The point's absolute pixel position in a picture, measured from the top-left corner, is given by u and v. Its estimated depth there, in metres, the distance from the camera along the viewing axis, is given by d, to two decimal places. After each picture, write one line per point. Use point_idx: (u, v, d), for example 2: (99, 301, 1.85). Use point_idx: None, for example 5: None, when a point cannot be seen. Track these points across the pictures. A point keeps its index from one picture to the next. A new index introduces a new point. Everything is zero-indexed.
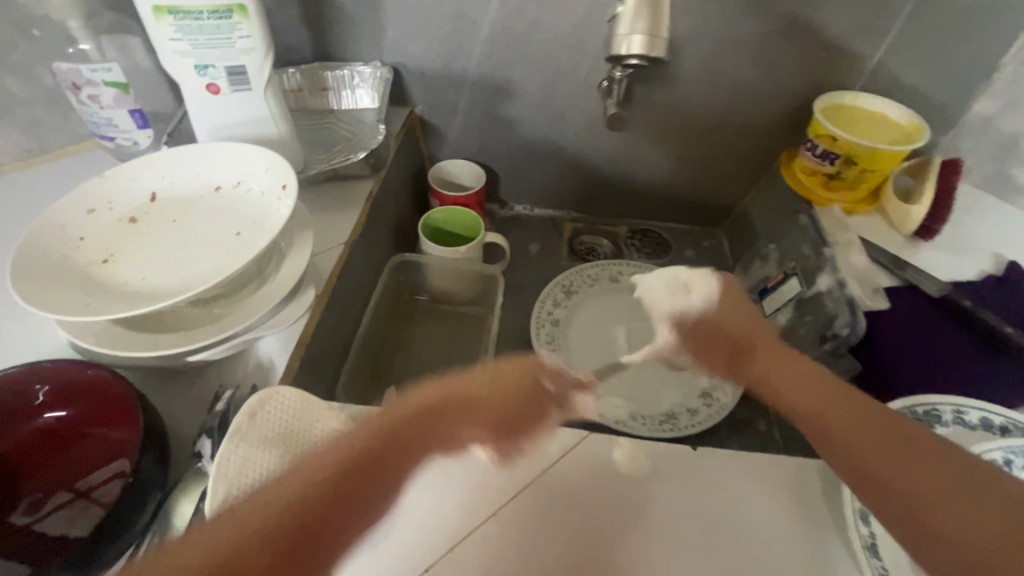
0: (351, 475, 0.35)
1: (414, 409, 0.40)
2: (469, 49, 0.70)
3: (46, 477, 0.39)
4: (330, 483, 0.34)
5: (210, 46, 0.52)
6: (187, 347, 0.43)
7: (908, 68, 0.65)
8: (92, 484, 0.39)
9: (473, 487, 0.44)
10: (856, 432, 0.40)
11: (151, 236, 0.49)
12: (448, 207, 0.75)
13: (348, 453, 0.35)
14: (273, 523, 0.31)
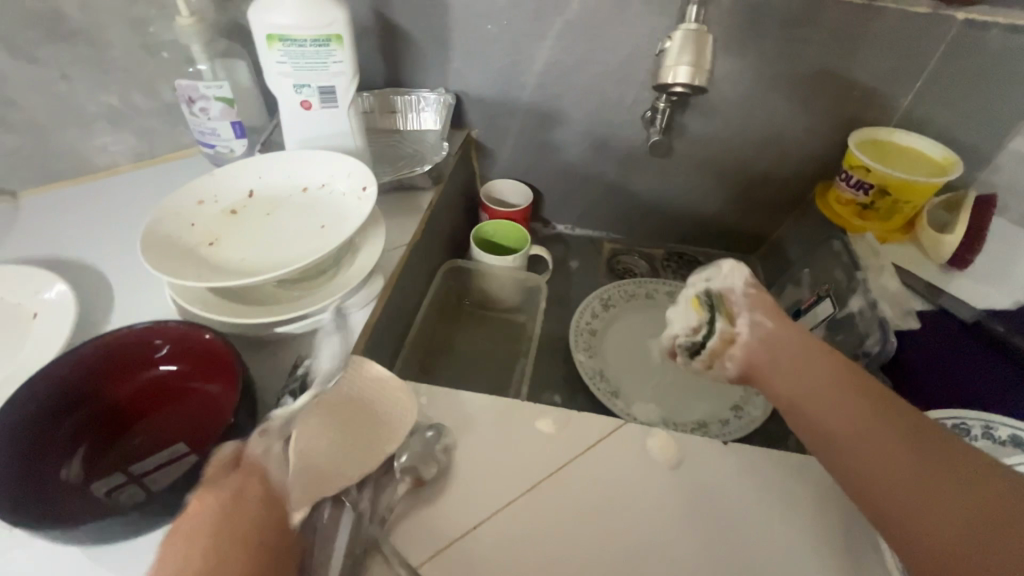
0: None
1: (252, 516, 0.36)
2: (525, 79, 0.77)
3: (154, 420, 0.46)
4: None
5: (309, 69, 0.61)
6: (276, 318, 0.49)
7: (941, 107, 0.68)
8: (146, 469, 0.44)
9: (511, 466, 0.46)
10: (877, 450, 0.36)
11: (248, 226, 0.56)
12: (497, 220, 0.81)
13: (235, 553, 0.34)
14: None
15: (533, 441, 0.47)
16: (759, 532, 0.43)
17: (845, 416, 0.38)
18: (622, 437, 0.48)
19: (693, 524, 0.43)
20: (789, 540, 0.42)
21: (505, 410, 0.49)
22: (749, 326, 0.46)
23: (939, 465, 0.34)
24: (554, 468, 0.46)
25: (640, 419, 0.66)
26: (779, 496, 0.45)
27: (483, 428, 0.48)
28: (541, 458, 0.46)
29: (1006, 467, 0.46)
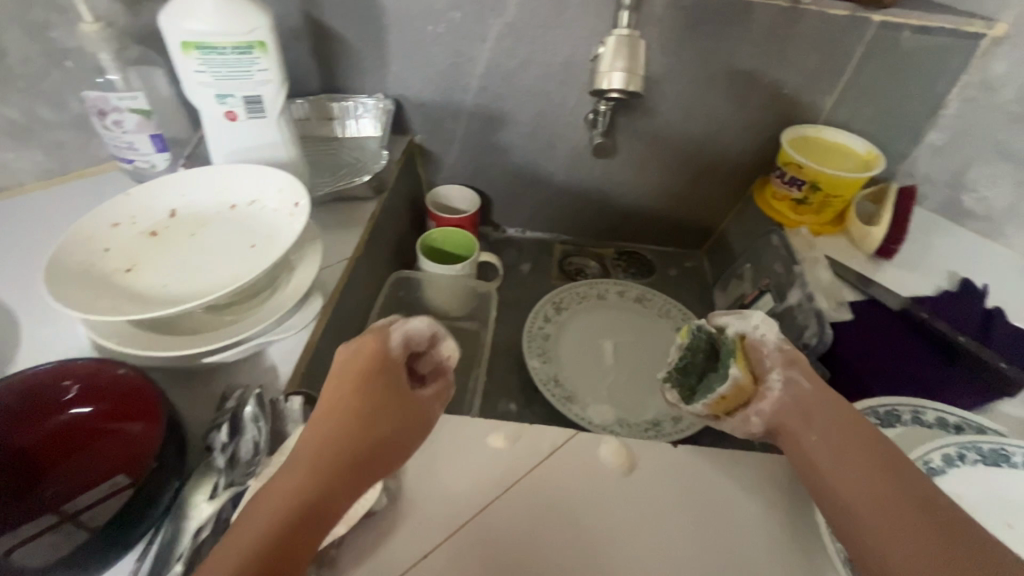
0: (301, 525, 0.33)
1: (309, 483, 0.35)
2: (466, 83, 0.76)
3: (70, 468, 0.43)
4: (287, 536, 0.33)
5: (232, 78, 0.57)
6: (204, 347, 0.46)
7: (864, 104, 0.72)
8: (84, 506, 0.39)
9: (463, 487, 0.44)
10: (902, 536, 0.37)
11: (171, 249, 0.52)
12: (444, 228, 0.80)
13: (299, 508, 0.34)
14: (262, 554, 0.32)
15: (485, 458, 0.46)
16: (711, 532, 0.43)
17: (876, 500, 0.39)
18: (576, 446, 0.47)
19: (649, 532, 0.43)
20: (740, 538, 0.43)
21: (455, 427, 0.48)
22: (783, 383, 0.46)
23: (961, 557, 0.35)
24: (508, 485, 0.45)
25: (596, 422, 0.66)
26: (729, 493, 0.46)
27: (433, 447, 0.46)
28: (494, 475, 0.45)
29: (934, 449, 0.47)
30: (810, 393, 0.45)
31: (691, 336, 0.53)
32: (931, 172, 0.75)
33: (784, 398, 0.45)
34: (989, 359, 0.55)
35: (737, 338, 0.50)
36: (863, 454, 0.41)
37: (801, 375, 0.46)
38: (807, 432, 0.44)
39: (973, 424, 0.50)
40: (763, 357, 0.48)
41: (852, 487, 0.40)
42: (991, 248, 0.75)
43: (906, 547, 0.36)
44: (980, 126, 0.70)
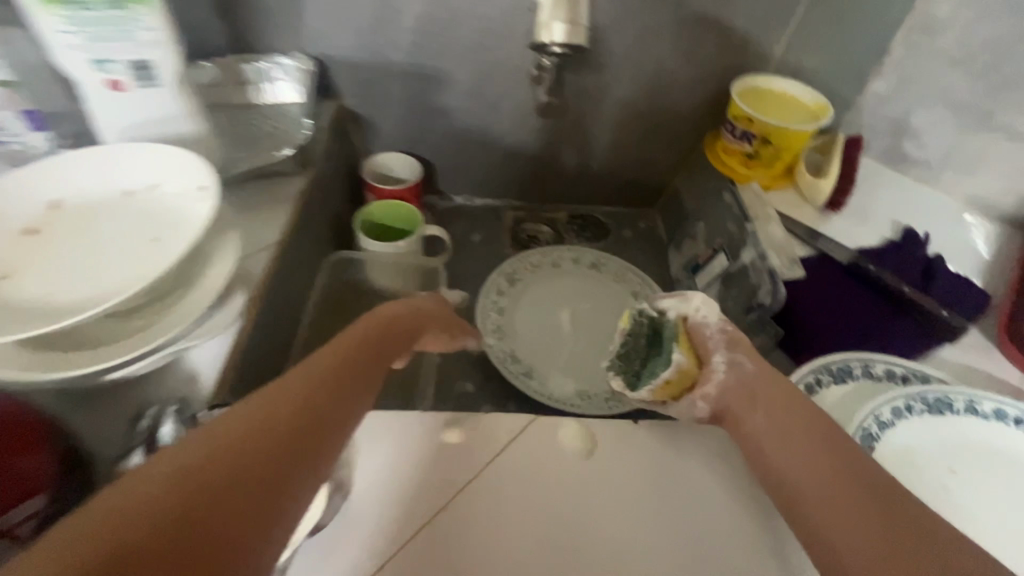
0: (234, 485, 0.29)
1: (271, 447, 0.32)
2: (395, 39, 0.68)
3: None
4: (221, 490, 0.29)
5: (110, 40, 0.48)
6: (106, 364, 0.40)
7: (812, 52, 0.69)
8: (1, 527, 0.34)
9: (417, 489, 0.42)
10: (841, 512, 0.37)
11: (56, 249, 0.45)
12: (384, 201, 0.74)
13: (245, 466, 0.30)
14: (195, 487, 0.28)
15: (437, 456, 0.43)
16: (673, 508, 0.43)
17: (815, 478, 0.39)
18: (535, 433, 0.45)
19: (610, 514, 0.42)
20: (700, 513, 0.43)
21: (403, 426, 0.44)
22: (726, 365, 0.47)
23: (898, 530, 0.35)
24: (465, 483, 0.42)
25: (556, 396, 0.64)
26: (689, 467, 0.45)
27: (379, 449, 0.43)
28: (450, 474, 0.43)
29: (884, 403, 0.48)
30: (753, 374, 0.46)
31: (632, 322, 0.53)
32: (875, 121, 0.75)
33: (728, 380, 0.47)
34: (936, 309, 0.57)
35: (679, 321, 0.51)
36: (812, 437, 0.41)
37: (745, 358, 0.47)
38: (752, 412, 0.45)
39: (922, 374, 0.51)
40: (705, 339, 0.49)
41: (794, 467, 0.41)
42: (929, 194, 0.76)
43: (841, 519, 0.37)
44: (923, 72, 0.69)
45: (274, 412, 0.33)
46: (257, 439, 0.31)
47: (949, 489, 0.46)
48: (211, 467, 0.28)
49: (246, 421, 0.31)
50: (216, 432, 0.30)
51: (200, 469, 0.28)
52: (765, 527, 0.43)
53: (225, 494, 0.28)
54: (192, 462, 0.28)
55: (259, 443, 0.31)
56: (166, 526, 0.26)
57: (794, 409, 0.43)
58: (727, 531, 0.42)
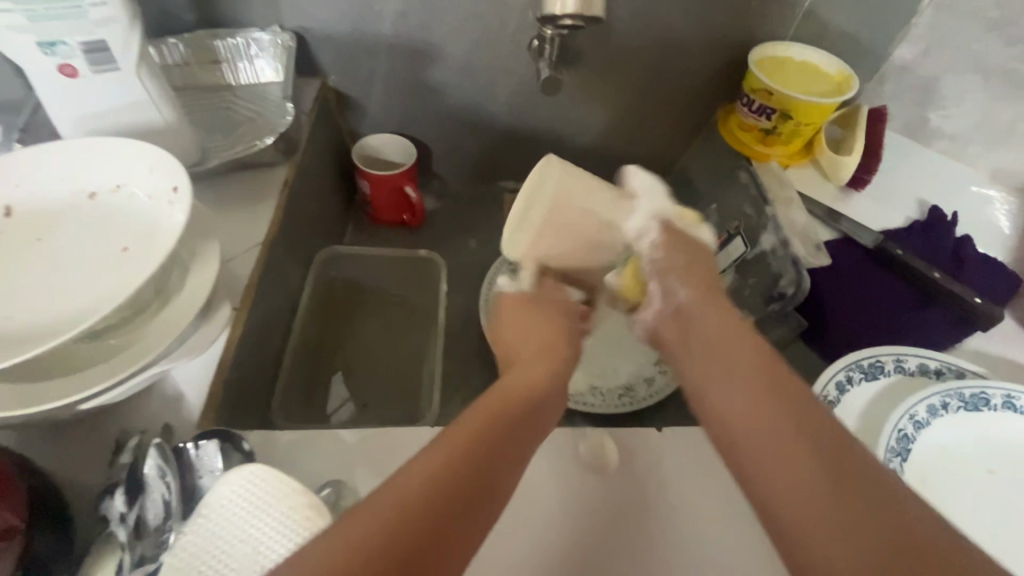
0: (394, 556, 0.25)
1: (426, 504, 0.27)
2: (382, 9, 0.62)
3: None
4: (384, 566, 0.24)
5: (54, 18, 0.41)
6: (79, 396, 0.36)
7: (835, 9, 0.65)
8: None
9: None
10: (753, 436, 0.32)
11: (12, 262, 0.40)
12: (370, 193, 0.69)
13: (421, 493, 0.27)
14: (381, 545, 0.25)
15: None
16: (696, 517, 0.43)
17: (739, 400, 0.33)
18: (552, 445, 0.46)
19: (634, 529, 0.43)
20: (720, 522, 0.43)
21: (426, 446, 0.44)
22: (662, 296, 0.42)
23: (825, 460, 0.29)
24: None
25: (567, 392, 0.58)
26: (710, 477, 0.46)
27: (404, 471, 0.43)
28: None
29: (918, 402, 0.44)
30: (688, 302, 0.40)
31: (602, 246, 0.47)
32: (899, 91, 0.71)
33: (665, 310, 0.42)
34: (966, 296, 0.54)
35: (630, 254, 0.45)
36: (738, 354, 0.36)
37: (677, 285, 0.41)
38: (692, 347, 0.39)
39: (958, 369, 0.48)
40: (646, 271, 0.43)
41: (719, 386, 0.35)
42: (952, 168, 0.72)
43: (794, 484, 0.29)
44: (951, 35, 0.64)
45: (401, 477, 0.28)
46: (422, 520, 0.26)
47: (979, 487, 0.44)
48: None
49: (438, 460, 0.29)
50: (385, 492, 0.27)
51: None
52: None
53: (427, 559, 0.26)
54: (392, 503, 0.26)
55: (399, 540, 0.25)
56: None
57: (712, 318, 0.39)
58: (745, 539, 0.43)
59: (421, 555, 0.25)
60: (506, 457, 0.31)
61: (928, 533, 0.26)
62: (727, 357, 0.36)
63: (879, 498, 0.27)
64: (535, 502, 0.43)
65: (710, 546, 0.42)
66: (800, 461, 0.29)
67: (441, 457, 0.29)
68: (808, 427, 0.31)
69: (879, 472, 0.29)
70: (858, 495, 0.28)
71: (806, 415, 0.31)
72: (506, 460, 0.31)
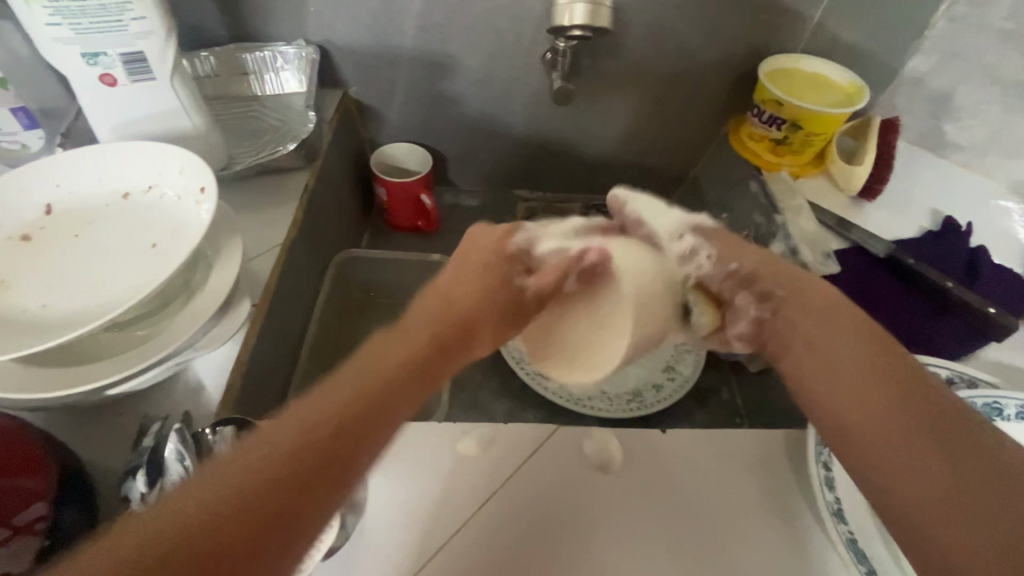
0: (305, 460, 0.29)
1: (333, 420, 0.31)
2: (402, 23, 0.65)
3: None
4: (284, 468, 0.28)
5: (98, 31, 0.44)
6: (104, 382, 0.37)
7: (845, 28, 0.65)
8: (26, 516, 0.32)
9: (453, 499, 0.43)
10: (871, 427, 0.34)
11: (51, 256, 0.43)
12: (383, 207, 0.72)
13: (337, 409, 0.31)
14: (291, 450, 0.29)
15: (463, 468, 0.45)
16: (695, 520, 0.43)
17: (849, 394, 0.36)
18: (557, 442, 0.47)
19: (634, 530, 0.43)
20: (722, 525, 0.43)
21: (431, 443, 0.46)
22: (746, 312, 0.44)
23: (936, 444, 0.32)
24: (479, 504, 0.43)
25: (576, 394, 0.59)
26: (712, 481, 0.45)
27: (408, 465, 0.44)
28: (471, 487, 0.44)
29: None
30: (787, 297, 0.42)
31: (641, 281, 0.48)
32: (913, 102, 0.71)
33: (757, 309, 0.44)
34: (980, 305, 0.53)
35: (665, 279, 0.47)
36: (850, 343, 0.38)
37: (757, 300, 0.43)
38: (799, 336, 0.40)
39: (969, 378, 0.48)
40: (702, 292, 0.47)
41: (828, 382, 0.37)
42: (968, 179, 0.72)
43: (887, 437, 0.33)
44: (964, 48, 0.65)
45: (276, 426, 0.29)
46: (305, 450, 0.29)
47: None
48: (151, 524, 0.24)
49: (349, 384, 0.33)
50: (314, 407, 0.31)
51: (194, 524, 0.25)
52: (784, 541, 0.42)
53: (326, 467, 0.29)
54: (312, 414, 0.30)
55: (274, 481, 0.27)
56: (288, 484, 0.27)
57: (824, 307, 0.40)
58: (748, 546, 0.42)
59: (326, 463, 0.29)
60: (397, 396, 0.34)
61: (981, 441, 0.32)
62: (831, 350, 0.38)
63: (939, 414, 0.33)
64: (536, 499, 0.44)
65: (710, 551, 0.42)
66: (869, 389, 0.35)
67: (320, 410, 0.31)
68: (920, 412, 0.33)
69: (981, 437, 0.32)
70: (919, 410, 0.33)
71: (879, 352, 0.37)
72: (372, 436, 0.31)
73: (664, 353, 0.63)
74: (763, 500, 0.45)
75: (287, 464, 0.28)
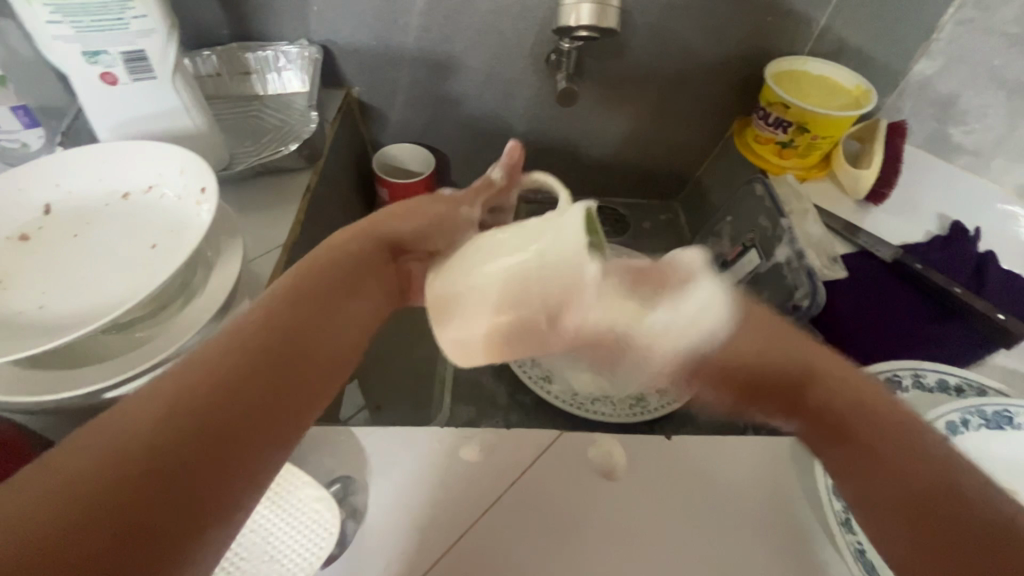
0: (183, 435, 0.27)
1: (209, 391, 0.29)
2: (405, 23, 0.64)
3: None
4: (162, 450, 0.26)
5: (98, 29, 0.43)
6: (103, 384, 0.37)
7: (853, 31, 0.65)
8: None
9: (451, 503, 0.43)
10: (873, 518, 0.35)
11: (50, 256, 0.42)
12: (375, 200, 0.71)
13: (207, 378, 0.30)
14: (171, 427, 0.27)
15: (463, 473, 0.44)
16: (701, 530, 0.43)
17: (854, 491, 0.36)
18: (561, 448, 0.46)
19: (637, 538, 0.42)
20: (727, 534, 0.43)
21: (433, 448, 0.45)
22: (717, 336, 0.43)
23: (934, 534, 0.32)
24: (479, 512, 0.42)
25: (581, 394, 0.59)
26: (719, 491, 0.45)
27: (411, 470, 0.44)
28: (472, 499, 0.43)
29: (938, 418, 0.44)
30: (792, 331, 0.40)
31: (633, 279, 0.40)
32: (920, 106, 0.70)
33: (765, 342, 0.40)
34: (990, 313, 0.53)
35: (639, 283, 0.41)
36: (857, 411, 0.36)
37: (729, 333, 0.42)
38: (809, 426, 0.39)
39: (976, 385, 0.47)
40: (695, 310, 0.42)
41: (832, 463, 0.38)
42: (976, 183, 0.71)
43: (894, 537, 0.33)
44: (972, 51, 0.64)
45: (231, 336, 0.32)
46: (181, 428, 0.27)
47: None
48: (104, 446, 0.26)
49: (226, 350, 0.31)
50: (180, 373, 0.29)
51: (179, 421, 0.28)
52: (789, 550, 0.42)
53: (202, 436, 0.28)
54: (182, 382, 0.29)
55: (242, 383, 0.31)
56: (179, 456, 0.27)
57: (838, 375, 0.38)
58: (755, 558, 0.41)
59: (207, 441, 0.28)
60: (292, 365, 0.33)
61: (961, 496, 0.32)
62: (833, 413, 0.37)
63: (931, 470, 0.33)
64: (538, 508, 0.43)
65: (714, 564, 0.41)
66: (879, 501, 0.34)
67: (274, 320, 0.34)
68: (916, 504, 0.33)
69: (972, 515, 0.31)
70: (914, 502, 0.33)
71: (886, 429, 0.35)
72: (287, 379, 0.33)
73: None
74: (770, 512, 0.44)
75: (188, 442, 0.27)
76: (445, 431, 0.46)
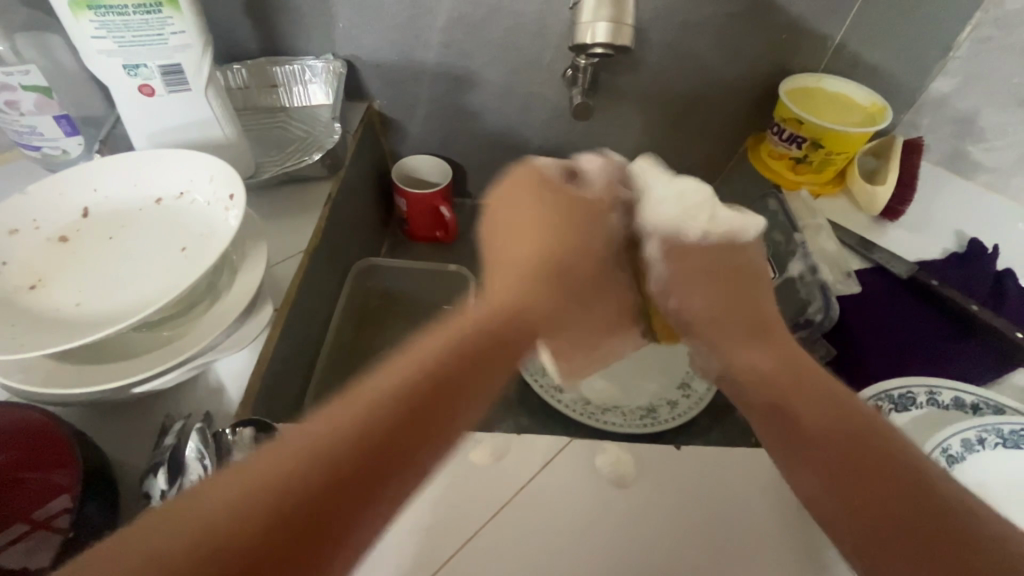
0: (370, 456, 0.27)
1: (378, 408, 0.28)
2: (426, 39, 0.66)
3: None
4: (346, 476, 0.26)
5: (140, 43, 0.46)
6: (131, 379, 0.39)
7: (869, 49, 0.65)
8: (52, 512, 0.34)
9: (464, 506, 0.43)
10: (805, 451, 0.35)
11: (85, 257, 0.44)
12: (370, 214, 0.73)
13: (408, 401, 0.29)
14: (355, 443, 0.27)
15: (475, 476, 0.45)
16: (712, 542, 0.43)
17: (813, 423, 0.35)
18: (571, 454, 0.47)
19: (643, 546, 0.42)
20: (737, 545, 0.42)
21: (447, 451, 0.46)
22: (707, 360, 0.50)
23: (858, 466, 0.33)
24: (489, 516, 0.43)
25: (592, 403, 0.59)
26: (731, 502, 0.45)
27: None
28: (483, 501, 0.44)
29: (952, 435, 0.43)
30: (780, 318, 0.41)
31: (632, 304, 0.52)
32: (937, 123, 0.70)
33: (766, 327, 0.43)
34: (1006, 330, 0.52)
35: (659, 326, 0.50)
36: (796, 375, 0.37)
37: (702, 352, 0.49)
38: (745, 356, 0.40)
39: (993, 403, 0.46)
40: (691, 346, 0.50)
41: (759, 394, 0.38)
42: (994, 201, 0.71)
43: (823, 465, 0.34)
44: (989, 69, 0.64)
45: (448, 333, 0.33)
46: (365, 440, 0.27)
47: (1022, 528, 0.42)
48: (285, 451, 0.26)
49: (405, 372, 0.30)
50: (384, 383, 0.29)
51: (359, 441, 0.27)
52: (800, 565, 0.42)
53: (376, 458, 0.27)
54: (384, 387, 0.29)
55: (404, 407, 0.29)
56: (342, 484, 0.26)
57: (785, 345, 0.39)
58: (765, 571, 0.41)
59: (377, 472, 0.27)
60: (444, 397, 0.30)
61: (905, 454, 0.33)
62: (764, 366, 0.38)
63: (877, 454, 0.33)
64: (548, 513, 0.43)
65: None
66: (827, 429, 0.34)
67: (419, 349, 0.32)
68: (836, 444, 0.34)
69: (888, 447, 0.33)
70: (859, 450, 0.33)
71: (827, 399, 0.36)
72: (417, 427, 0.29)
73: (678, 369, 0.63)
74: (782, 525, 0.43)
75: (353, 460, 0.26)
76: (458, 434, 0.47)
